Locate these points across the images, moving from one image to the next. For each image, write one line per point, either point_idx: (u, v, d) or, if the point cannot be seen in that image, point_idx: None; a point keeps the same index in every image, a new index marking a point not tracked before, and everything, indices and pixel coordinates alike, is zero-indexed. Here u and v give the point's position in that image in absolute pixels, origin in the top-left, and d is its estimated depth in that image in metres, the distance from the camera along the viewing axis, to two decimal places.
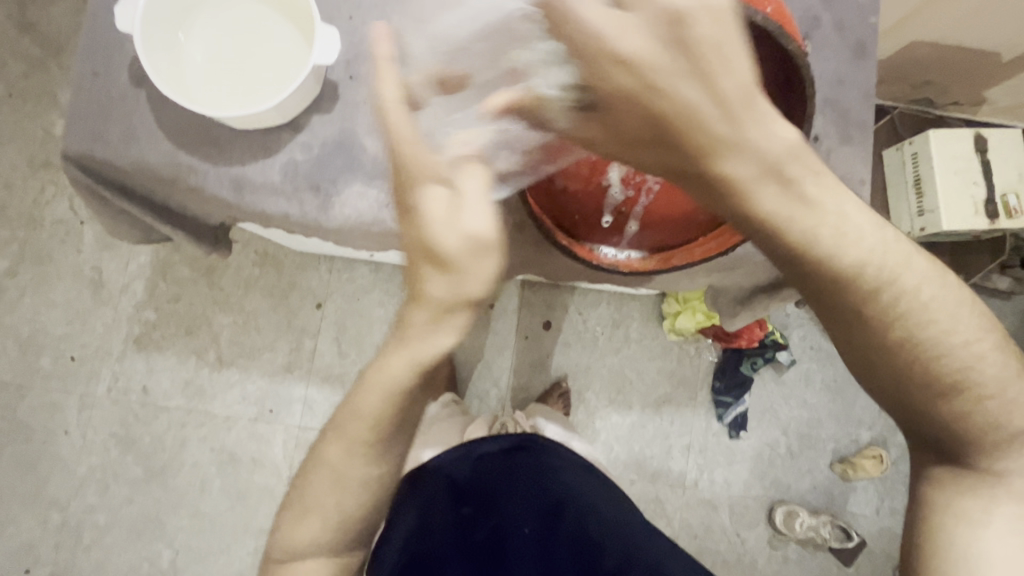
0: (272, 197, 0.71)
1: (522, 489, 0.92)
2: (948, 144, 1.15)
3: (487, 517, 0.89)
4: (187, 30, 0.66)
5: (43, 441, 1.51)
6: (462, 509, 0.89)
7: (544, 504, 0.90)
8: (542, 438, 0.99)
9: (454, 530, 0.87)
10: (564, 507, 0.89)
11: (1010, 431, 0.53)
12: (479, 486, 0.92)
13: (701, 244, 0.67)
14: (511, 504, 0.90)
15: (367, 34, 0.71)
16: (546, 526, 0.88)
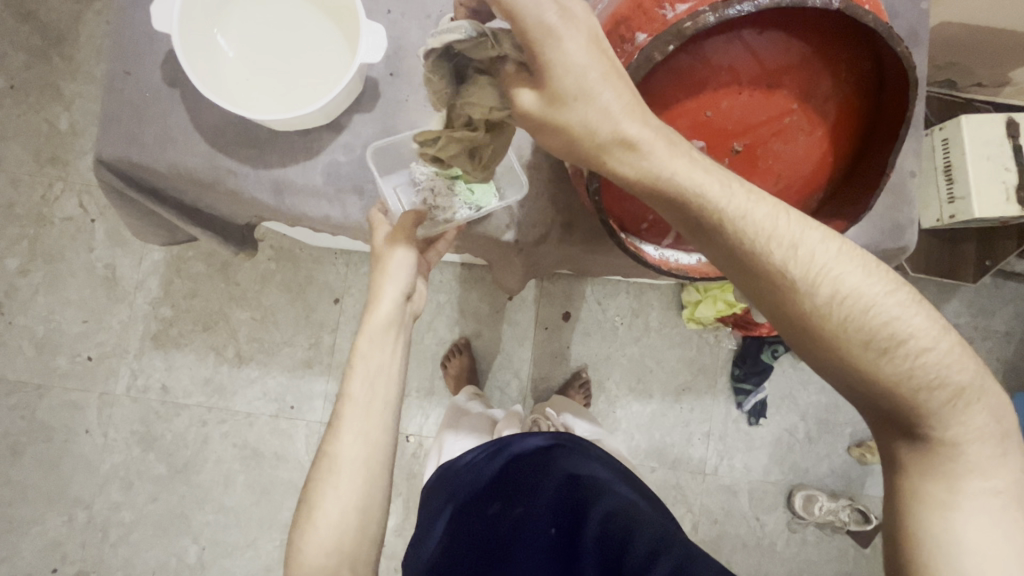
0: (313, 199, 0.69)
1: (549, 486, 0.89)
2: (980, 130, 1.13)
3: (514, 513, 0.87)
4: (223, 27, 0.63)
5: (64, 440, 1.50)
6: (491, 509, 0.88)
7: (571, 501, 0.88)
8: (574, 439, 0.97)
9: (482, 529, 0.86)
10: (592, 502, 0.86)
11: (988, 470, 0.52)
12: (505, 484, 0.90)
13: None
14: (535, 500, 0.88)
15: (407, 28, 0.68)
16: (573, 525, 0.85)
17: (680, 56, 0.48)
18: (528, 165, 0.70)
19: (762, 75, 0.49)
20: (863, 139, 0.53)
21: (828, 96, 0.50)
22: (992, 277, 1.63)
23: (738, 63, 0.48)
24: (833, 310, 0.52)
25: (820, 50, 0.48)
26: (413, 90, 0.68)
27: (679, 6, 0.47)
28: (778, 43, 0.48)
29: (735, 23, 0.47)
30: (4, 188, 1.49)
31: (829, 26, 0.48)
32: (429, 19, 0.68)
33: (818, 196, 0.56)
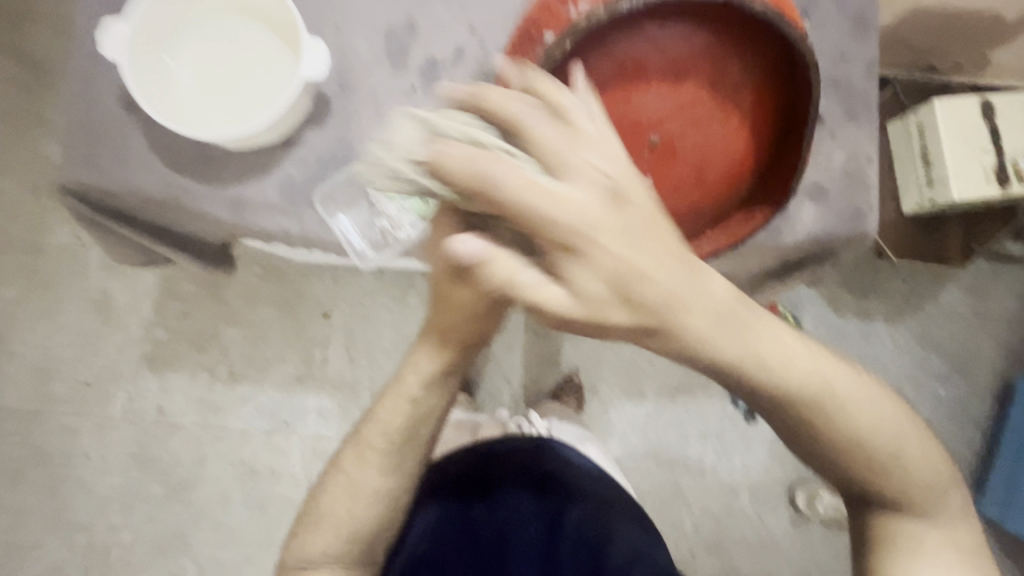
0: (269, 214, 0.70)
1: (530, 486, 0.90)
2: (954, 112, 1.12)
3: (495, 518, 0.87)
4: (171, 51, 0.65)
5: (64, 464, 1.52)
6: (475, 509, 0.88)
7: (550, 500, 0.89)
8: (553, 440, 0.94)
9: (465, 531, 0.86)
10: (570, 501, 0.89)
11: (939, 540, 0.66)
12: (484, 484, 0.89)
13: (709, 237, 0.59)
14: (517, 499, 0.89)
15: (355, 43, 0.70)
16: (552, 521, 0.88)
17: (585, 51, 0.50)
18: None
19: (666, 66, 0.50)
20: (783, 127, 0.55)
21: (738, 83, 0.51)
22: (988, 261, 1.60)
23: (644, 57, 0.49)
24: (868, 437, 0.61)
25: (721, 39, 0.50)
26: (362, 101, 0.70)
27: (579, 3, 0.49)
28: (678, 39, 0.49)
29: (638, 17, 0.49)
30: (0, 219, 1.53)
31: (730, 19, 0.49)
32: (376, 33, 0.70)
33: (749, 183, 0.57)
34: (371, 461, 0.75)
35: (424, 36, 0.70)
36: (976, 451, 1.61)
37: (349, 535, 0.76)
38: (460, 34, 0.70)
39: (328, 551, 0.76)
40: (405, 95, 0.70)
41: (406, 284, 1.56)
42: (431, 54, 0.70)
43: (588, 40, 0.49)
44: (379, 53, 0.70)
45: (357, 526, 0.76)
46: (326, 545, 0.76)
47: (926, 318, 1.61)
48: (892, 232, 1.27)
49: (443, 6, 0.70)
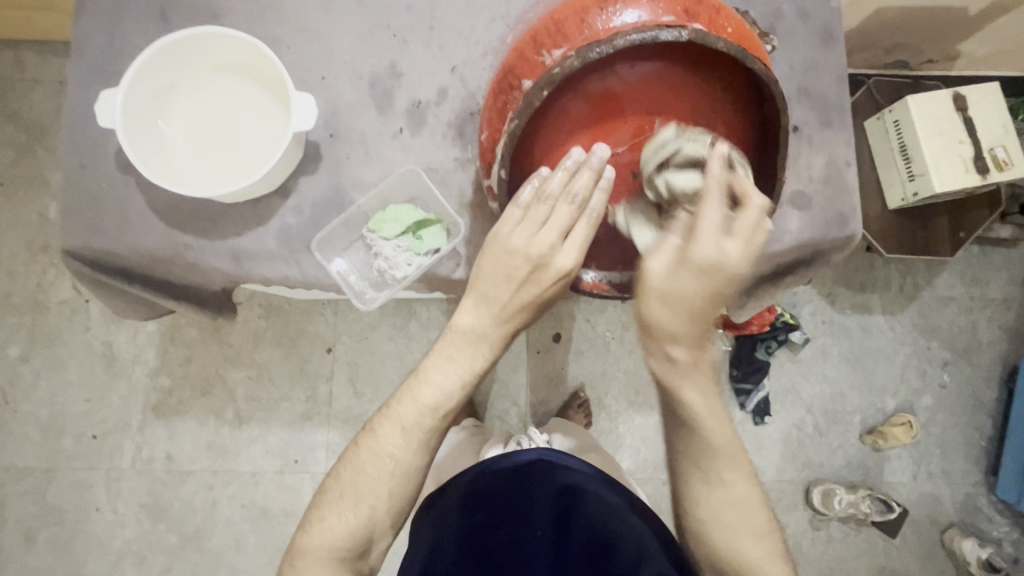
0: (269, 262, 0.71)
1: (533, 496, 0.80)
2: (928, 107, 1.14)
3: (500, 524, 0.79)
4: (166, 117, 0.68)
5: (76, 521, 1.51)
6: (473, 516, 0.80)
7: (553, 511, 0.78)
8: (557, 452, 0.85)
9: (454, 544, 0.77)
10: (573, 511, 0.78)
11: None
12: (491, 494, 0.82)
13: None
14: (515, 515, 0.79)
15: (341, 91, 0.72)
16: (557, 537, 0.77)
17: (560, 97, 0.52)
18: (471, 203, 0.71)
19: (636, 106, 0.52)
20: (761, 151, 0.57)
21: (709, 116, 0.53)
22: (978, 245, 1.62)
23: (613, 92, 0.52)
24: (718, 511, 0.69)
25: (690, 76, 0.52)
26: (353, 146, 0.72)
27: (554, 51, 0.52)
28: (655, 83, 0.52)
29: (606, 59, 0.51)
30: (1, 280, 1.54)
31: (696, 57, 0.52)
32: (362, 79, 0.73)
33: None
34: (411, 436, 0.68)
35: (408, 79, 0.73)
36: (987, 435, 1.61)
37: (381, 516, 0.68)
38: (443, 75, 0.73)
39: (348, 534, 0.67)
40: (393, 137, 0.72)
41: (406, 312, 1.58)
42: (415, 96, 0.73)
43: (562, 86, 0.52)
44: (366, 99, 0.72)
45: (386, 508, 0.69)
46: (348, 526, 0.68)
47: (924, 306, 1.62)
48: (880, 227, 1.29)
49: (425, 49, 0.73)
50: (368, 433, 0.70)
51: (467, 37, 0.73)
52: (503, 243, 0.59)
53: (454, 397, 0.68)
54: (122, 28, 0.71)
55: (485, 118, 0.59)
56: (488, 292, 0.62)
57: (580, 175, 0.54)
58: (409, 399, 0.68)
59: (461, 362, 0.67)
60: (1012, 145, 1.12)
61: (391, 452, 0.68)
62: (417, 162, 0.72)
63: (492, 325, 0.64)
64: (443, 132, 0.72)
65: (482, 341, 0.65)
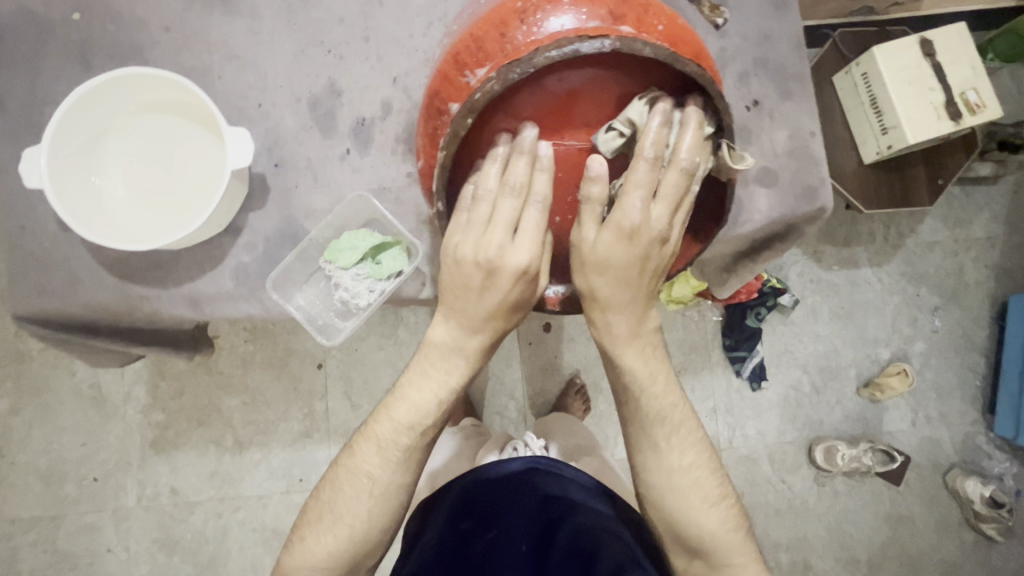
0: (230, 303, 0.69)
1: (521, 501, 0.82)
2: (895, 57, 1.11)
3: (487, 529, 0.80)
4: (100, 169, 0.65)
5: (90, 563, 1.52)
6: (463, 523, 0.80)
7: (544, 518, 0.81)
8: (552, 458, 0.86)
9: (450, 546, 0.78)
10: (565, 516, 0.79)
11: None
12: (478, 499, 0.82)
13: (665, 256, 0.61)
14: (506, 519, 0.80)
15: (280, 117, 0.69)
16: (541, 543, 0.79)
17: (489, 119, 0.50)
18: (429, 220, 0.68)
19: (569, 115, 0.49)
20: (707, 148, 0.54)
21: None
22: (961, 186, 1.60)
23: (543, 106, 0.49)
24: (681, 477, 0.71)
25: (624, 85, 0.49)
26: (300, 174, 0.69)
27: (478, 71, 0.49)
28: (584, 98, 0.49)
29: (533, 74, 0.48)
30: None
31: (631, 62, 0.48)
32: (301, 103, 0.69)
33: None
34: (386, 454, 0.67)
35: (349, 97, 0.70)
36: (982, 375, 1.62)
37: (360, 537, 0.68)
38: (385, 88, 0.70)
39: (329, 555, 0.68)
40: (341, 160, 0.69)
41: (393, 319, 1.56)
42: (359, 113, 0.70)
43: (491, 106, 0.49)
44: (307, 123, 0.69)
45: (368, 527, 0.69)
46: (329, 547, 0.68)
47: (909, 253, 1.61)
48: (858, 183, 1.27)
49: (363, 62, 0.70)
50: (348, 453, 0.70)
51: (407, 45, 0.70)
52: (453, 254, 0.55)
53: (433, 413, 0.66)
54: (43, 77, 0.68)
55: (420, 143, 0.57)
56: (458, 307, 0.58)
57: (517, 159, 0.49)
58: (386, 419, 0.67)
59: (435, 375, 0.64)
60: (983, 87, 1.09)
61: (370, 468, 0.68)
62: (369, 183, 0.69)
63: (467, 338, 0.61)
64: (391, 148, 0.69)
65: (458, 354, 0.62)
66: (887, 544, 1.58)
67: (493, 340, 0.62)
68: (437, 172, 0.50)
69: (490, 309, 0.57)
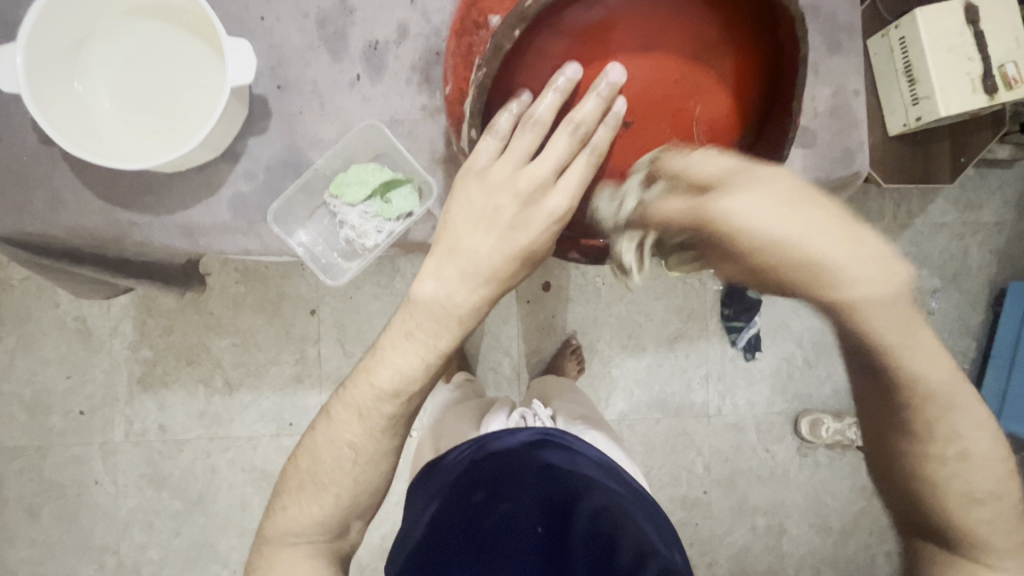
0: (227, 236, 0.65)
1: (531, 478, 0.85)
2: (937, 21, 1.05)
3: (500, 502, 0.83)
4: (83, 77, 0.59)
5: (77, 494, 1.52)
6: (473, 497, 0.84)
7: (558, 498, 0.82)
8: (564, 433, 0.91)
9: (459, 520, 0.82)
10: (581, 496, 0.81)
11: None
12: (490, 474, 0.86)
13: None
14: (521, 493, 0.83)
15: (285, 33, 0.63)
16: (558, 523, 0.81)
17: (533, 37, 0.45)
18: (444, 159, 0.63)
19: (620, 35, 0.45)
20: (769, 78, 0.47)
21: (709, 44, 0.45)
22: (976, 168, 1.57)
23: (593, 25, 0.45)
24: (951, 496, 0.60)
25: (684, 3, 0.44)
26: (305, 99, 0.63)
27: None
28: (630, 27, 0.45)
29: None
30: None
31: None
32: (308, 18, 0.63)
33: (737, 147, 0.49)
34: (370, 424, 0.67)
35: (362, 17, 0.63)
36: (970, 358, 1.63)
37: (346, 504, 0.70)
38: (402, 9, 0.63)
39: (314, 520, 0.69)
40: (351, 87, 0.64)
41: (390, 269, 1.51)
42: (371, 35, 0.63)
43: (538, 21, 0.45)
44: (315, 42, 0.63)
45: (352, 494, 0.70)
46: (311, 515, 0.69)
47: (916, 233, 1.59)
48: (878, 156, 1.23)
49: None
50: (324, 420, 0.69)
51: None
52: (466, 199, 0.56)
53: (417, 377, 0.64)
54: None
55: (450, 66, 0.52)
56: (469, 254, 0.57)
57: (549, 96, 0.47)
58: (366, 383, 0.66)
59: (423, 340, 0.62)
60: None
61: (343, 430, 0.68)
62: (380, 115, 0.64)
63: (457, 289, 0.59)
64: (406, 77, 0.64)
65: (447, 314, 0.60)
66: (861, 513, 1.63)
67: (483, 302, 0.60)
68: (472, 94, 0.46)
69: (503, 260, 0.57)
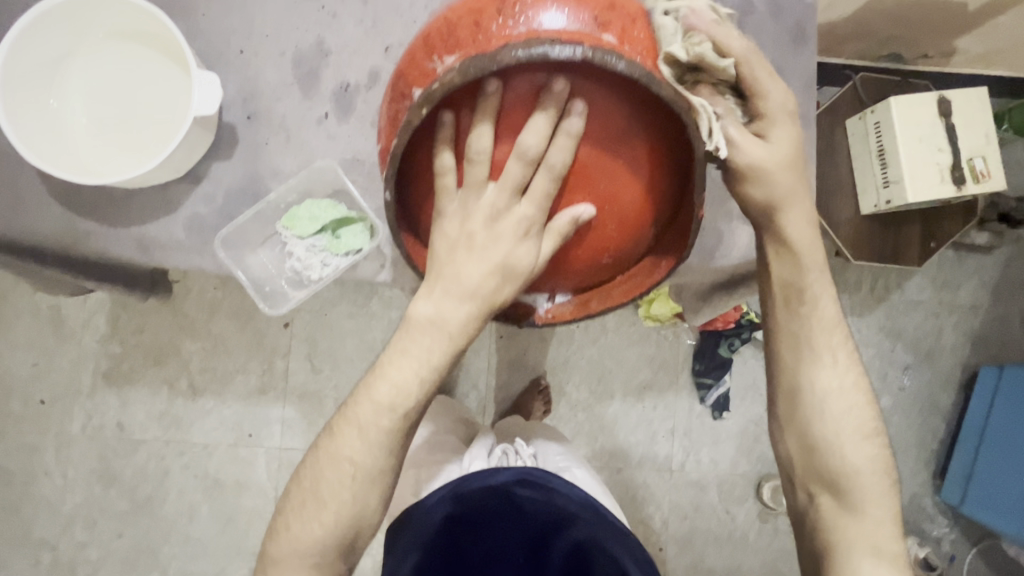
0: (181, 254, 0.66)
1: (508, 516, 0.85)
2: (910, 110, 1.10)
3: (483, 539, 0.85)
4: (58, 93, 0.61)
5: (24, 484, 1.50)
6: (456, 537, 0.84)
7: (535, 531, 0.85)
8: (541, 469, 0.86)
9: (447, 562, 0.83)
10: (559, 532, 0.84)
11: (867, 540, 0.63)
12: (469, 517, 0.84)
13: (617, 282, 0.53)
14: (501, 532, 0.85)
15: (261, 67, 0.66)
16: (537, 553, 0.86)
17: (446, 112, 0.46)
18: None
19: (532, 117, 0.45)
20: (683, 167, 0.48)
21: (623, 134, 0.45)
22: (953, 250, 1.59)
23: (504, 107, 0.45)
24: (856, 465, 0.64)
25: (598, 93, 0.44)
26: (272, 131, 0.66)
27: (446, 59, 0.47)
28: (587, 76, 0.44)
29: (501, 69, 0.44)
30: None
31: (607, 76, 0.44)
32: (284, 56, 0.66)
33: (649, 233, 0.51)
34: (368, 437, 0.58)
35: (336, 60, 0.66)
36: (939, 438, 1.62)
37: (345, 522, 0.60)
38: (376, 57, 0.67)
39: (317, 541, 0.61)
40: (318, 124, 0.66)
41: (368, 290, 1.53)
42: (343, 77, 0.67)
43: (450, 99, 0.45)
44: (288, 78, 0.66)
45: (353, 511, 0.60)
46: (313, 536, 0.61)
47: (893, 308, 1.60)
48: (850, 233, 1.23)
49: (357, 25, 0.67)
50: (327, 435, 0.61)
51: (405, 15, 0.67)
52: (439, 229, 0.50)
53: (419, 396, 0.57)
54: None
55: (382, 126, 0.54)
56: (453, 276, 0.51)
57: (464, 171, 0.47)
58: (364, 398, 0.58)
59: (419, 355, 0.56)
60: (992, 156, 1.09)
61: (347, 440, 0.59)
62: (342, 153, 0.66)
63: (451, 310, 0.53)
64: (371, 120, 0.66)
65: (443, 329, 0.54)
66: None
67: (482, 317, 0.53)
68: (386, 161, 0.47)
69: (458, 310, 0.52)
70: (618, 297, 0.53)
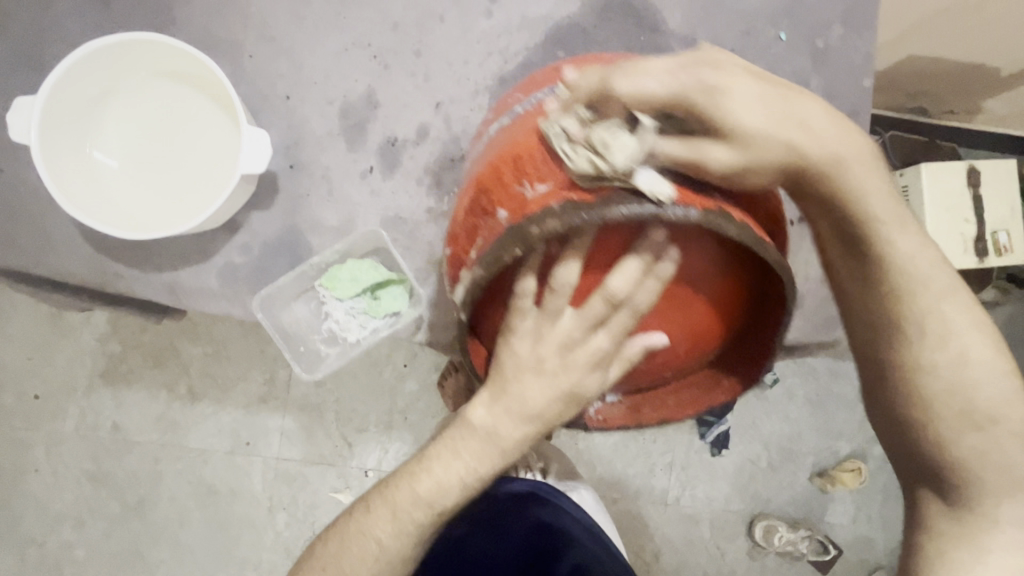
0: (208, 300, 0.68)
1: (516, 527, 0.86)
2: (940, 178, 1.09)
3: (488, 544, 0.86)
4: (97, 144, 0.69)
5: (13, 478, 1.47)
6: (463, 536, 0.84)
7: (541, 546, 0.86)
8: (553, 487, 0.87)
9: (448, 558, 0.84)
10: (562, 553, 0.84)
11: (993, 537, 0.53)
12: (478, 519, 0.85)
13: (674, 393, 0.59)
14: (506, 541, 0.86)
15: (307, 116, 0.68)
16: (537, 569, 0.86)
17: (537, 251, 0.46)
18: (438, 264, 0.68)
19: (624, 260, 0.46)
20: (755, 306, 0.52)
21: (710, 282, 0.48)
22: None
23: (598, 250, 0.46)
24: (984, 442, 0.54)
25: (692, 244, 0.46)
26: (314, 182, 0.68)
27: (536, 185, 0.47)
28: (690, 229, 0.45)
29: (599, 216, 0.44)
30: None
31: (704, 233, 0.46)
32: (332, 105, 0.69)
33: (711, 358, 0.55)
34: (400, 526, 0.58)
35: (384, 113, 0.69)
36: None
37: None
38: (424, 113, 0.69)
39: None
40: (362, 177, 0.68)
41: None
42: (390, 132, 0.69)
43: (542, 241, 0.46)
44: (334, 128, 0.68)
45: None
46: None
47: None
48: None
49: (409, 78, 0.69)
50: (359, 512, 0.61)
51: (459, 73, 0.70)
52: (511, 349, 0.52)
53: (458, 498, 0.58)
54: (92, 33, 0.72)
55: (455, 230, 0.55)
56: (517, 398, 0.54)
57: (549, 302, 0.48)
58: (406, 486, 0.59)
59: (465, 458, 0.57)
60: (1015, 231, 1.09)
61: (374, 523, 0.60)
62: (384, 209, 0.68)
63: (508, 426, 0.55)
64: (417, 177, 0.68)
65: (495, 442, 0.56)
66: None
67: (533, 436, 0.56)
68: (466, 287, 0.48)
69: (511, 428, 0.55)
70: (674, 407, 0.59)
